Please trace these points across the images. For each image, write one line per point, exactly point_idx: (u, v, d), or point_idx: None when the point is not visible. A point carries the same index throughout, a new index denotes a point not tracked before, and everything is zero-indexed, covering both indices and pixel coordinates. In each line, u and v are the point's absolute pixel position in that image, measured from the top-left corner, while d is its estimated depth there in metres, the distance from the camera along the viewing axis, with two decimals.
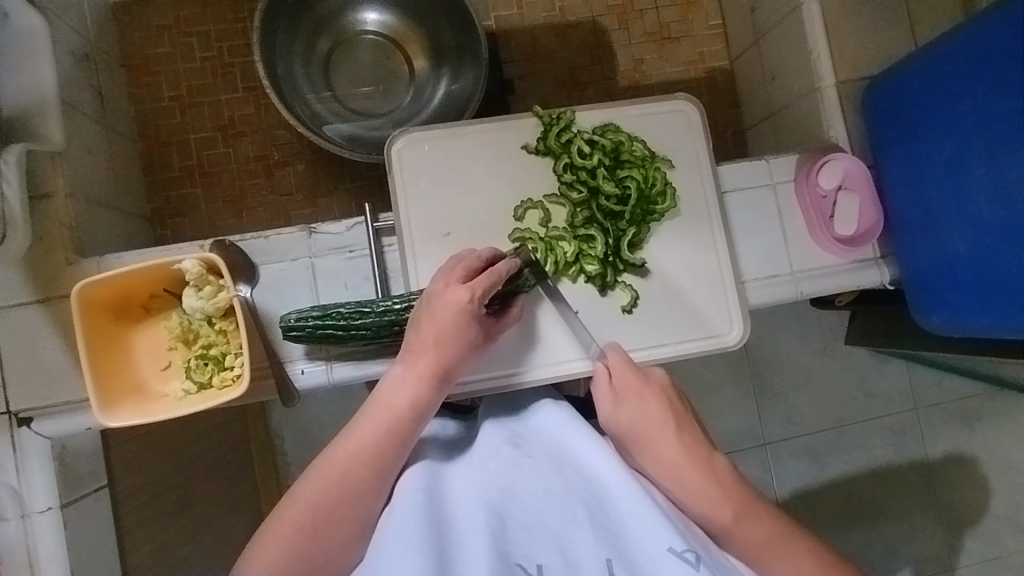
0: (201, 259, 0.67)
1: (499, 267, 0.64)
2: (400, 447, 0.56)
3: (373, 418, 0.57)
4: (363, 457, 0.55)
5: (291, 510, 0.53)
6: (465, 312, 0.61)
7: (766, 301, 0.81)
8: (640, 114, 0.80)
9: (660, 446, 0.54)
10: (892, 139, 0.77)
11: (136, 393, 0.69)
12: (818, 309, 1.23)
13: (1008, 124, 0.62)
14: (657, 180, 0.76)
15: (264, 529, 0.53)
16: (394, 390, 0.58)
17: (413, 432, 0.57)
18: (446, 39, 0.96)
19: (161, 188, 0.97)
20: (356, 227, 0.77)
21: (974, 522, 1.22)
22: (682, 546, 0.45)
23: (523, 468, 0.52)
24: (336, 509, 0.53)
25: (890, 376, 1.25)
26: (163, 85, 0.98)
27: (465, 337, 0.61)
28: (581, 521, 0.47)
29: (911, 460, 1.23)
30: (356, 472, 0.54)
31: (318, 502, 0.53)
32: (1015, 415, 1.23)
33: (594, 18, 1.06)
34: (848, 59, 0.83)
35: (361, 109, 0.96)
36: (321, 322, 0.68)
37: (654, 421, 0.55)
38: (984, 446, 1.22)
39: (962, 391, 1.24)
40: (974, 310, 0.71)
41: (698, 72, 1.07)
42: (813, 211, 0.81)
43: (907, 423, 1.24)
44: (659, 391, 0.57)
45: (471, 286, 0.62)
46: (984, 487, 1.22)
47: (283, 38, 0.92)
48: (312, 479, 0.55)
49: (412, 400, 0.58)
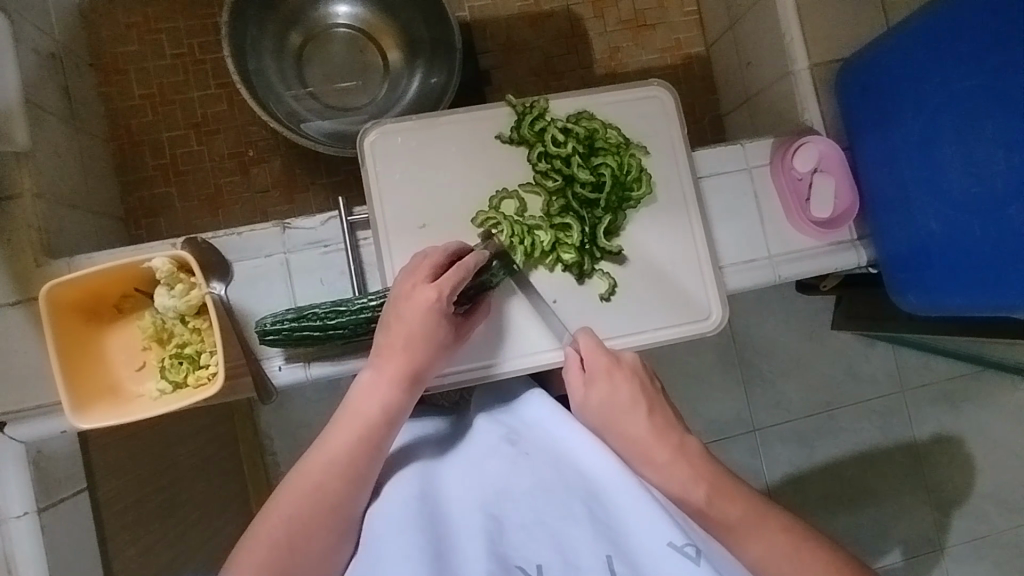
0: (171, 256, 0.66)
1: (466, 262, 0.63)
2: (374, 453, 0.56)
3: (346, 425, 0.57)
4: (339, 467, 0.55)
5: (267, 524, 0.52)
6: (432, 311, 0.61)
7: (744, 286, 0.81)
8: (614, 101, 0.79)
9: (630, 428, 0.55)
10: (865, 121, 0.77)
11: (110, 395, 0.68)
12: (802, 294, 1.23)
13: (978, 100, 0.62)
14: (633, 166, 0.75)
15: (240, 548, 0.52)
16: (367, 395, 0.58)
17: (387, 439, 0.57)
18: (419, 31, 0.95)
19: (135, 189, 0.96)
20: (331, 221, 0.76)
21: (961, 500, 1.23)
22: (681, 540, 0.46)
23: (520, 468, 0.53)
24: (312, 522, 0.53)
25: (874, 359, 1.25)
26: (134, 84, 0.97)
27: (434, 338, 0.61)
28: (579, 519, 0.48)
29: (899, 442, 1.23)
30: (331, 485, 0.54)
31: (295, 515, 0.53)
32: (1000, 394, 1.24)
33: (569, 7, 1.05)
34: (821, 41, 0.83)
35: (336, 104, 0.95)
36: (298, 324, 0.67)
37: (623, 405, 0.56)
38: (969, 426, 1.23)
39: (946, 372, 1.25)
40: (949, 290, 0.71)
41: (675, 59, 1.07)
42: (790, 194, 0.81)
43: (893, 405, 1.24)
44: (629, 373, 0.58)
45: (438, 286, 0.61)
46: (969, 466, 1.23)
47: (253, 33, 0.90)
48: (291, 489, 0.54)
49: (383, 405, 0.58)
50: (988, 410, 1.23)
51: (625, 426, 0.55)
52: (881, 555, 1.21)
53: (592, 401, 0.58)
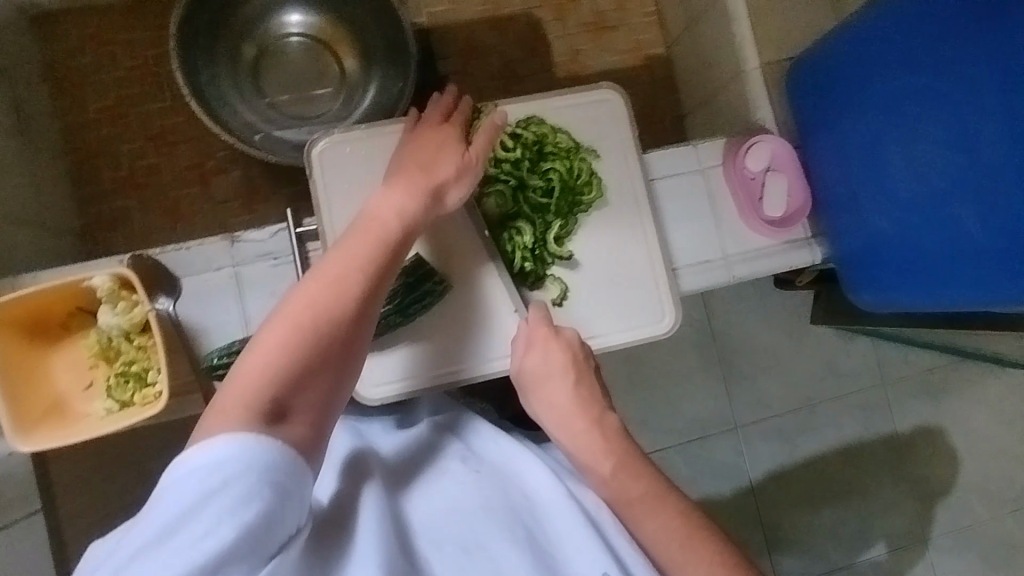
0: (112, 274, 0.65)
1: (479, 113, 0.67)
2: (391, 258, 0.55)
3: (362, 230, 0.55)
4: (356, 261, 0.52)
5: (280, 323, 0.48)
6: (442, 140, 0.63)
7: (697, 287, 0.81)
8: (565, 105, 0.79)
9: (555, 395, 0.59)
10: (816, 119, 0.77)
11: (57, 415, 0.67)
12: (781, 288, 1.23)
13: (918, 99, 0.63)
14: (582, 171, 0.75)
15: (246, 357, 0.47)
16: (382, 206, 0.57)
17: (403, 245, 0.56)
18: (373, 39, 0.95)
19: (92, 202, 0.95)
20: (280, 233, 0.75)
21: (944, 491, 1.23)
22: (616, 572, 0.48)
23: (470, 488, 0.54)
24: (334, 306, 0.49)
25: (856, 353, 1.25)
26: (89, 97, 0.96)
27: (441, 154, 0.62)
28: (517, 542, 0.49)
29: (881, 436, 1.24)
30: (351, 278, 0.51)
31: (313, 312, 0.49)
32: (981, 384, 1.25)
33: (528, 10, 1.05)
34: (772, 40, 0.83)
35: (292, 113, 0.95)
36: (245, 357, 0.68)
37: (554, 371, 0.60)
38: (949, 417, 1.24)
39: (930, 363, 1.26)
40: (899, 287, 0.72)
41: (636, 60, 1.07)
42: (742, 193, 0.80)
43: (875, 399, 1.25)
44: (565, 347, 0.61)
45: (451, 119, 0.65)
46: (950, 457, 1.24)
47: (205, 43, 0.89)
48: (302, 295, 0.49)
49: (400, 211, 0.57)
50: (969, 398, 1.25)
51: (551, 390, 0.59)
52: (866, 550, 1.21)
53: (530, 367, 0.61)
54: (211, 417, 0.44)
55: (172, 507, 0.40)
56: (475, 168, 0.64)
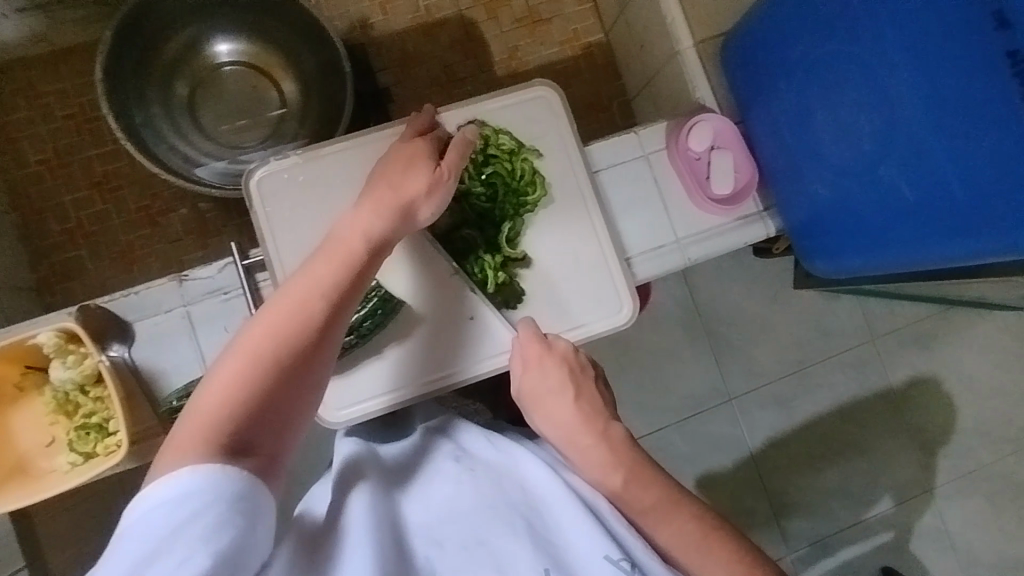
0: (57, 329, 0.65)
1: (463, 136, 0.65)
2: (357, 282, 0.54)
3: (330, 256, 0.55)
4: (321, 289, 0.52)
5: (238, 355, 0.48)
6: (409, 158, 0.61)
7: (654, 274, 0.80)
8: (500, 106, 0.78)
9: (558, 414, 0.58)
10: (751, 93, 0.77)
11: (20, 476, 0.67)
12: (761, 257, 1.22)
13: (834, 65, 0.63)
14: (525, 170, 0.74)
15: (203, 388, 0.47)
16: (349, 227, 0.57)
17: (369, 268, 0.56)
18: (306, 59, 0.94)
19: (45, 256, 0.94)
20: (227, 268, 0.75)
21: (942, 440, 1.23)
22: (617, 553, 0.48)
23: (464, 487, 0.54)
24: (293, 338, 0.50)
25: (842, 313, 1.25)
26: (27, 150, 0.95)
27: (413, 167, 0.61)
28: (518, 534, 0.49)
29: (874, 392, 1.24)
30: (311, 309, 0.51)
31: (272, 343, 0.49)
32: (969, 327, 1.25)
33: (461, 11, 1.04)
34: (701, 17, 0.83)
35: (233, 143, 0.94)
36: None
37: (552, 388, 0.59)
38: (943, 364, 1.25)
39: (917, 314, 1.25)
40: (849, 250, 0.72)
41: (575, 50, 1.06)
42: (687, 175, 0.80)
43: (865, 356, 1.24)
44: (560, 360, 0.61)
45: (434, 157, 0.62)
46: (949, 405, 1.24)
47: (134, 84, 0.88)
48: (261, 325, 0.50)
49: (366, 235, 0.56)
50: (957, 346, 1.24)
51: (552, 407, 0.59)
52: (872, 508, 1.21)
53: (527, 382, 0.60)
54: (171, 447, 0.45)
55: (135, 542, 0.41)
56: (447, 182, 0.62)
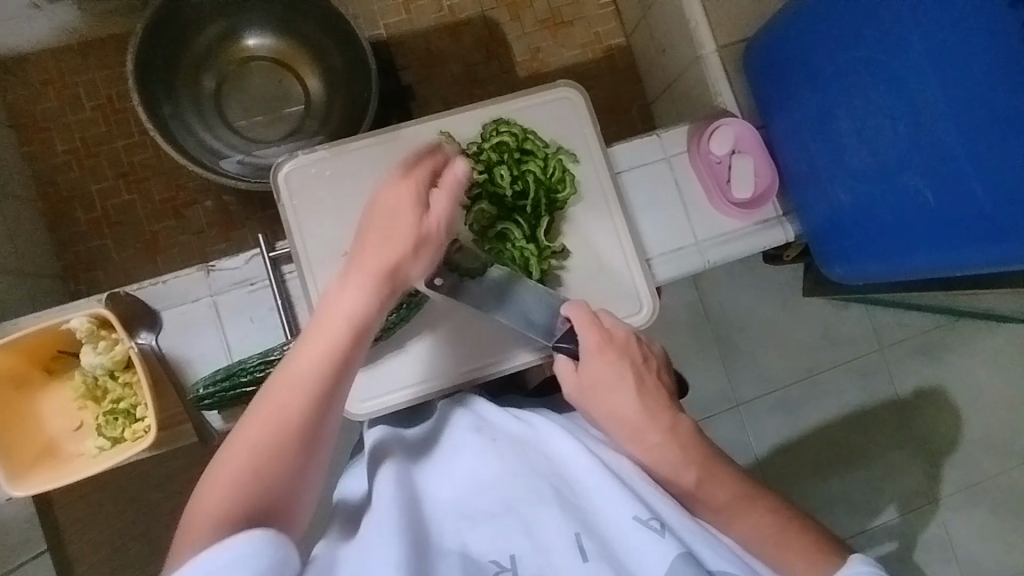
0: (90, 315, 0.66)
1: (449, 176, 0.55)
2: (344, 366, 0.50)
3: (317, 338, 0.50)
4: (308, 379, 0.49)
5: (233, 454, 0.47)
6: (397, 201, 0.53)
7: (674, 276, 0.81)
8: (526, 106, 0.79)
9: (624, 408, 0.59)
10: (774, 99, 0.78)
11: (49, 458, 0.68)
12: (772, 267, 1.24)
13: (860, 71, 0.64)
14: (556, 167, 0.76)
15: (203, 486, 0.47)
16: (336, 304, 0.51)
17: (359, 348, 0.51)
18: (332, 56, 0.95)
19: (70, 244, 0.96)
20: (254, 259, 0.76)
21: (949, 450, 1.24)
22: (646, 514, 0.49)
23: (487, 458, 0.56)
24: (285, 433, 0.48)
25: (852, 321, 1.26)
26: (55, 140, 0.97)
27: (426, 205, 0.54)
28: (548, 502, 0.51)
29: (881, 399, 1.24)
30: (300, 402, 0.48)
31: (265, 438, 0.47)
32: (978, 338, 1.27)
33: (484, 12, 1.05)
34: (725, 23, 0.84)
35: (258, 137, 0.96)
36: (231, 384, 0.69)
37: (613, 381, 0.59)
38: (949, 375, 1.25)
39: (924, 325, 1.26)
40: (867, 255, 0.73)
41: (597, 52, 1.07)
42: (709, 177, 0.81)
43: (872, 365, 1.25)
44: (621, 351, 0.61)
45: (430, 194, 0.54)
46: (954, 416, 1.25)
47: (164, 77, 0.90)
48: (256, 418, 0.48)
49: (353, 314, 0.51)
50: (971, 354, 1.26)
51: (613, 400, 0.59)
52: (877, 516, 1.21)
53: (588, 377, 0.60)
54: (181, 545, 0.44)
55: None
56: (436, 236, 0.55)
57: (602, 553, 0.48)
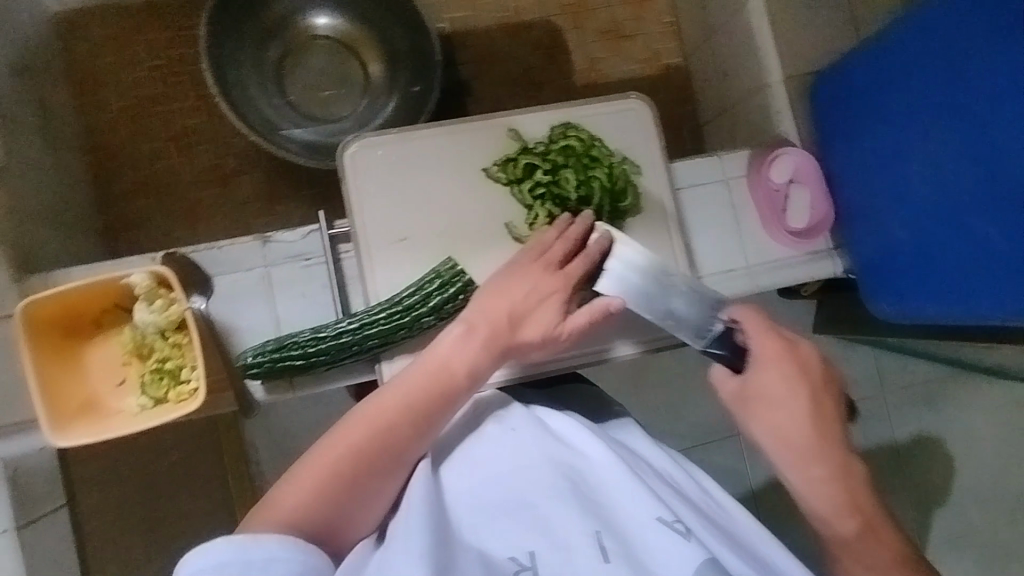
0: (151, 272, 0.66)
1: (591, 250, 0.66)
2: (445, 404, 0.57)
3: (432, 371, 0.58)
4: (414, 404, 0.56)
5: (332, 445, 0.53)
6: (540, 273, 0.65)
7: (723, 296, 0.82)
8: (595, 112, 0.80)
9: (789, 419, 0.58)
10: (838, 132, 0.79)
11: (90, 411, 0.68)
12: (783, 302, 1.25)
13: (941, 112, 0.65)
14: (620, 176, 0.76)
15: (298, 466, 0.52)
16: (455, 353, 0.59)
17: (463, 392, 0.59)
18: (398, 42, 0.96)
19: (114, 201, 0.95)
20: (312, 234, 0.76)
21: (942, 501, 1.24)
22: (670, 516, 0.49)
23: (506, 449, 0.56)
24: (382, 441, 0.54)
25: (855, 362, 1.27)
26: (111, 95, 0.96)
27: (551, 262, 0.66)
28: (567, 499, 0.50)
29: (876, 446, 1.25)
30: (401, 420, 0.55)
31: (363, 437, 0.53)
32: (971, 394, 1.26)
33: (548, 18, 1.06)
34: (794, 53, 0.85)
35: (315, 115, 0.95)
36: (279, 355, 0.69)
37: (782, 395, 0.59)
38: (945, 426, 1.26)
39: (925, 374, 1.28)
40: (918, 295, 0.74)
41: (654, 69, 1.08)
42: (766, 204, 0.82)
43: (873, 408, 1.27)
44: (797, 367, 0.60)
45: (568, 272, 0.66)
46: (949, 466, 1.25)
47: (232, 45, 0.90)
48: (358, 420, 0.54)
49: (468, 364, 0.59)
50: (961, 410, 1.26)
51: (779, 416, 0.59)
52: None
53: (766, 386, 0.60)
54: (263, 513, 0.50)
55: None
56: (558, 295, 0.65)
57: (623, 554, 0.47)
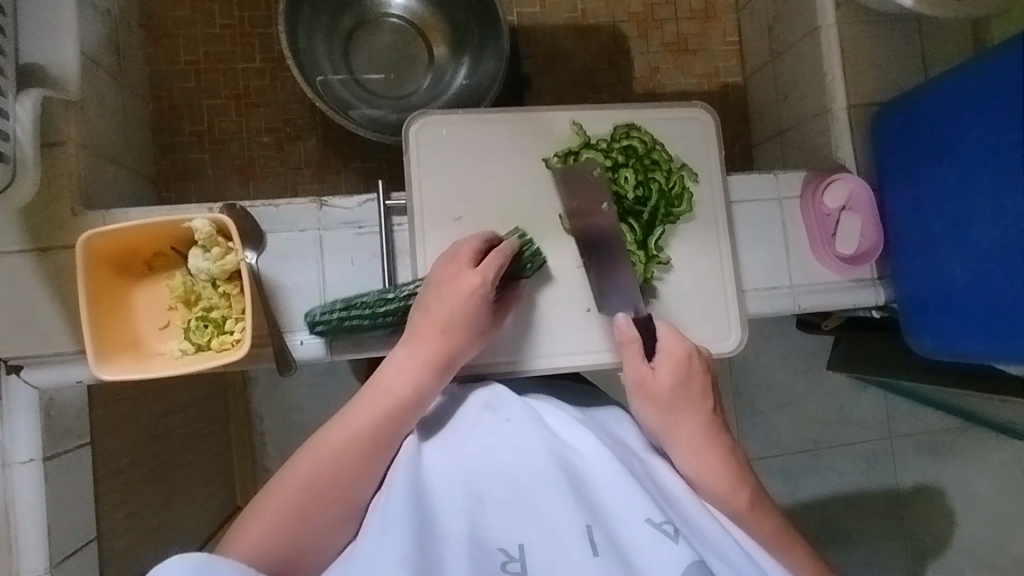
0: (212, 219, 0.66)
1: (503, 249, 0.67)
2: (399, 427, 0.59)
3: (376, 400, 0.59)
4: (363, 435, 0.57)
5: (283, 489, 0.55)
6: (454, 270, 0.65)
7: (764, 312, 0.82)
8: (658, 117, 0.80)
9: (692, 419, 0.60)
10: (897, 165, 0.79)
11: (133, 349, 0.68)
12: (804, 332, 1.25)
13: (1011, 156, 0.65)
14: (678, 183, 0.78)
15: (252, 509, 0.54)
16: (400, 375, 0.60)
17: (413, 416, 0.59)
18: (468, 30, 0.97)
19: (169, 151, 0.96)
20: (368, 204, 0.77)
21: (939, 552, 1.23)
22: (660, 518, 0.48)
23: (497, 437, 0.56)
24: (334, 477, 0.56)
25: (868, 403, 1.26)
26: (180, 48, 0.98)
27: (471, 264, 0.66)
28: (558, 487, 0.50)
29: (881, 489, 1.24)
30: (355, 450, 0.57)
31: (312, 479, 0.55)
32: (984, 450, 1.25)
33: (614, 24, 1.07)
34: (860, 85, 0.86)
35: (377, 90, 0.96)
36: (347, 313, 0.69)
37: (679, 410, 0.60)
38: (952, 479, 1.24)
39: (939, 424, 1.26)
40: (967, 337, 0.74)
41: (712, 86, 1.09)
42: (817, 228, 0.83)
43: (880, 450, 1.25)
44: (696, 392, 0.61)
45: (482, 271, 0.65)
46: (950, 519, 1.23)
47: (307, 14, 0.92)
48: (308, 458, 0.56)
49: (415, 386, 0.60)
50: (974, 466, 1.24)
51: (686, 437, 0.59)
52: None
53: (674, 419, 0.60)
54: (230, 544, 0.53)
55: None
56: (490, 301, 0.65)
57: (611, 550, 0.46)
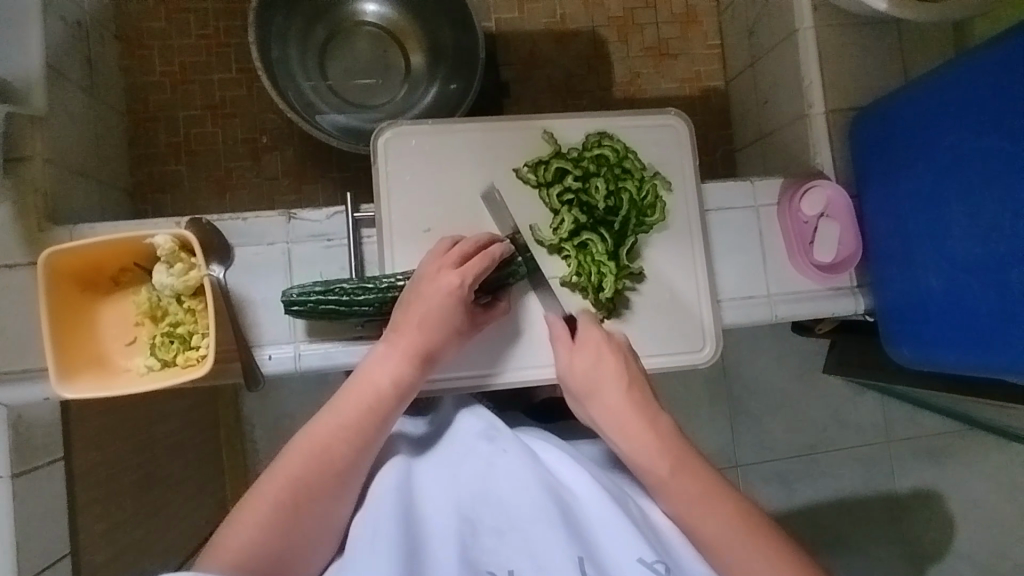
0: (174, 235, 0.66)
1: (492, 251, 0.66)
2: (381, 424, 0.57)
3: (358, 393, 0.58)
4: (346, 432, 0.56)
5: (268, 488, 0.53)
6: (435, 267, 0.64)
7: (741, 322, 0.81)
8: (630, 125, 0.80)
9: (607, 398, 0.58)
10: (874, 170, 0.78)
11: (97, 366, 0.68)
12: (794, 337, 1.23)
13: (987, 162, 0.64)
14: (651, 191, 0.76)
15: (234, 513, 0.52)
16: (379, 368, 0.59)
17: (395, 411, 0.58)
18: (444, 38, 0.96)
19: (144, 163, 0.96)
20: (336, 216, 0.76)
21: (936, 557, 1.21)
22: (652, 557, 0.47)
23: (493, 467, 0.55)
24: (318, 477, 0.54)
25: (862, 407, 1.24)
26: (156, 60, 0.97)
27: (451, 263, 0.64)
28: (552, 520, 0.49)
29: (877, 493, 1.22)
30: (337, 448, 0.55)
31: (298, 475, 0.54)
32: (983, 454, 1.23)
33: (594, 28, 1.06)
34: (838, 88, 0.85)
35: (354, 99, 0.96)
36: (324, 297, 0.68)
37: (603, 377, 0.59)
38: (950, 483, 1.22)
39: (934, 428, 1.24)
40: (944, 346, 0.73)
41: (694, 90, 1.08)
42: (794, 235, 0.82)
43: (875, 455, 1.23)
44: (615, 349, 0.61)
45: (461, 272, 0.63)
46: (949, 524, 1.21)
47: (281, 23, 0.91)
48: (293, 453, 0.55)
49: (395, 378, 0.59)
50: (972, 469, 1.22)
51: (605, 398, 0.58)
52: None
53: (598, 405, 0.58)
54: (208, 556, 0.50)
55: None
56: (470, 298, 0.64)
57: None
